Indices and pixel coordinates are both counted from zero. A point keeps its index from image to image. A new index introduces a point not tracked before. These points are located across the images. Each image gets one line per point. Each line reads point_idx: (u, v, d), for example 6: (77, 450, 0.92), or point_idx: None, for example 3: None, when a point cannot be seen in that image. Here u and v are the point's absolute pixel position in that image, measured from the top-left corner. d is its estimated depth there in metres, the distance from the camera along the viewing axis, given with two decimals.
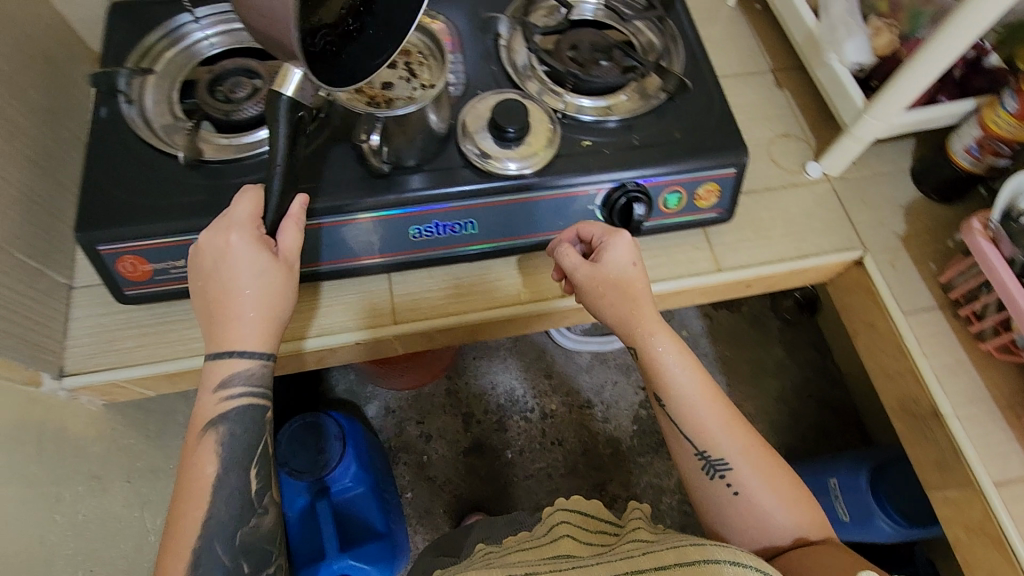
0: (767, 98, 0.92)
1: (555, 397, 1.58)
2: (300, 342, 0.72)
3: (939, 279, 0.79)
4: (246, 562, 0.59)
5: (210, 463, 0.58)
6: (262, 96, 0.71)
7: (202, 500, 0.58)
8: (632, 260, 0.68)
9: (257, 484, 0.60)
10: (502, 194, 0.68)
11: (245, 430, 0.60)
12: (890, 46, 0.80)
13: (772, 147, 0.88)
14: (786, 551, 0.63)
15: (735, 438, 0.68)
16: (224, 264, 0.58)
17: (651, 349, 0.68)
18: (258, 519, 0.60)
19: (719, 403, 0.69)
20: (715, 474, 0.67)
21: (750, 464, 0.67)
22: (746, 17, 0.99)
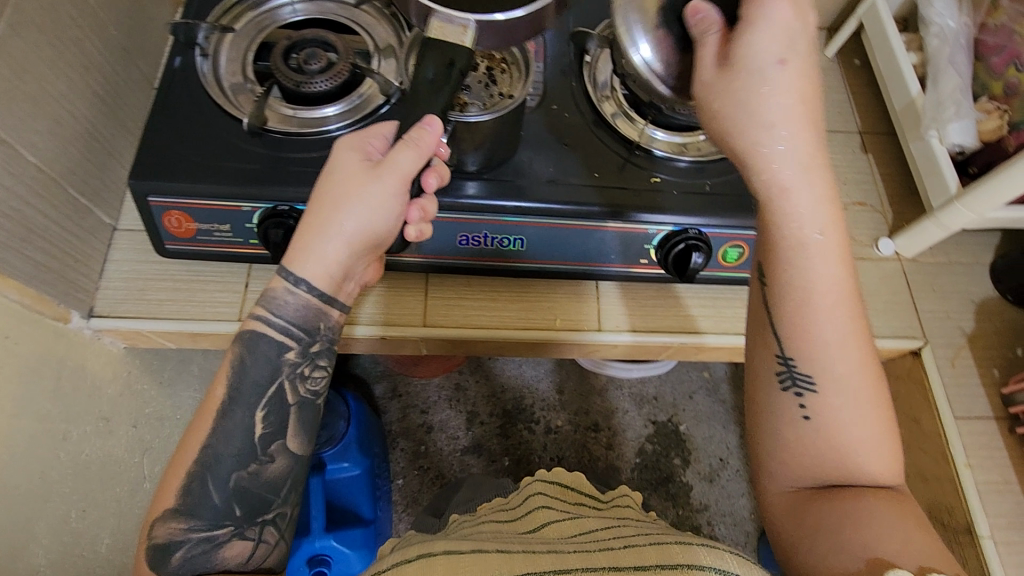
0: (850, 160, 0.87)
1: (562, 414, 1.56)
2: (336, 325, 0.72)
3: (1001, 389, 0.74)
4: (239, 506, 0.54)
5: (221, 387, 0.55)
6: (336, 71, 0.67)
7: (206, 426, 0.54)
8: (782, 52, 0.47)
9: (264, 429, 0.56)
10: (602, 218, 0.65)
11: (264, 364, 0.57)
12: (997, 132, 0.74)
13: (845, 213, 0.83)
14: (829, 493, 0.49)
15: (847, 363, 0.50)
16: (328, 183, 0.56)
17: (772, 183, 0.49)
18: (261, 464, 0.56)
19: (851, 309, 0.50)
20: (791, 387, 0.51)
21: (849, 389, 0.50)
22: (842, 71, 0.94)
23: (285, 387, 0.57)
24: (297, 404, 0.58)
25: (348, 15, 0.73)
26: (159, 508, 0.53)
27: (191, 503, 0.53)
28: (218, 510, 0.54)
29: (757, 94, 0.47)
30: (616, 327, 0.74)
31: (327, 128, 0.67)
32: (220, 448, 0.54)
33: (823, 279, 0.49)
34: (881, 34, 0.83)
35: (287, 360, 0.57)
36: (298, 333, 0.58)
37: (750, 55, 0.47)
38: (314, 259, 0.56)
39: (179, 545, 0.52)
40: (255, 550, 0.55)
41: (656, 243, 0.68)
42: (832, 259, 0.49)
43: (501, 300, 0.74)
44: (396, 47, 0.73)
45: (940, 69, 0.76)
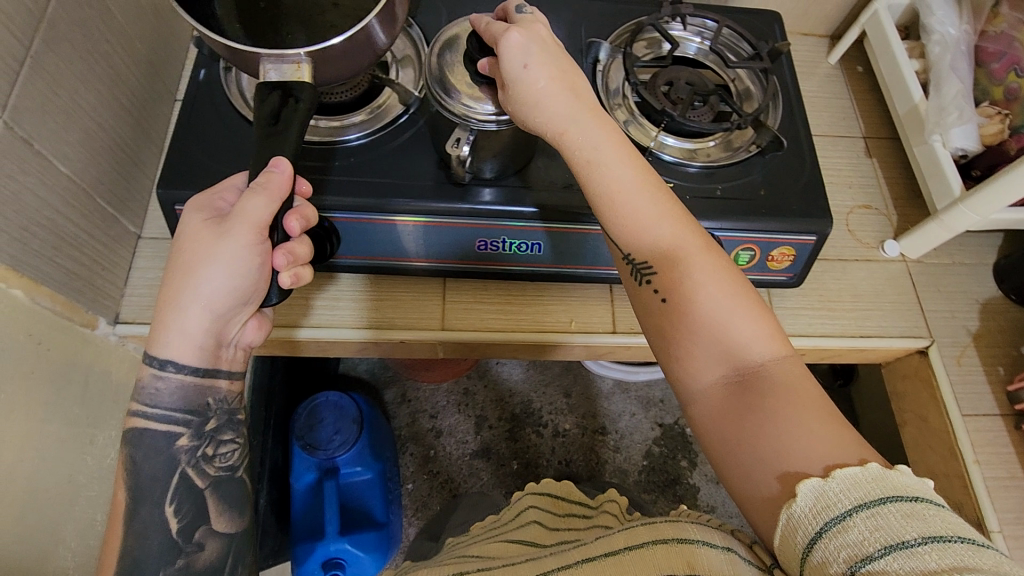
0: (855, 164, 0.89)
1: (569, 417, 1.57)
2: (294, 329, 0.72)
3: (1007, 386, 0.75)
4: None
5: (121, 490, 0.55)
6: (356, 84, 0.72)
7: (118, 534, 0.53)
8: (526, 58, 0.53)
9: (180, 522, 0.55)
10: (572, 222, 0.67)
11: (156, 456, 0.56)
12: (999, 135, 0.76)
13: (851, 216, 0.85)
14: (737, 396, 0.48)
15: (669, 229, 0.53)
16: (182, 252, 0.54)
17: (587, 159, 0.55)
18: (190, 556, 0.55)
19: (658, 192, 0.54)
20: (641, 281, 0.54)
21: (682, 258, 0.53)
22: (846, 77, 0.96)
23: (189, 472, 0.56)
24: (210, 485, 0.57)
25: None
26: None
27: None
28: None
29: (530, 89, 0.54)
30: (630, 329, 0.75)
31: (349, 137, 0.68)
32: (143, 549, 0.53)
33: (627, 173, 0.54)
34: (885, 42, 0.85)
35: (181, 449, 0.57)
36: (181, 417, 0.57)
37: (508, 56, 0.53)
38: (177, 336, 0.55)
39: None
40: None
41: None
42: (613, 141, 0.55)
43: (468, 301, 0.75)
44: (415, 57, 0.74)
45: (943, 75, 0.78)
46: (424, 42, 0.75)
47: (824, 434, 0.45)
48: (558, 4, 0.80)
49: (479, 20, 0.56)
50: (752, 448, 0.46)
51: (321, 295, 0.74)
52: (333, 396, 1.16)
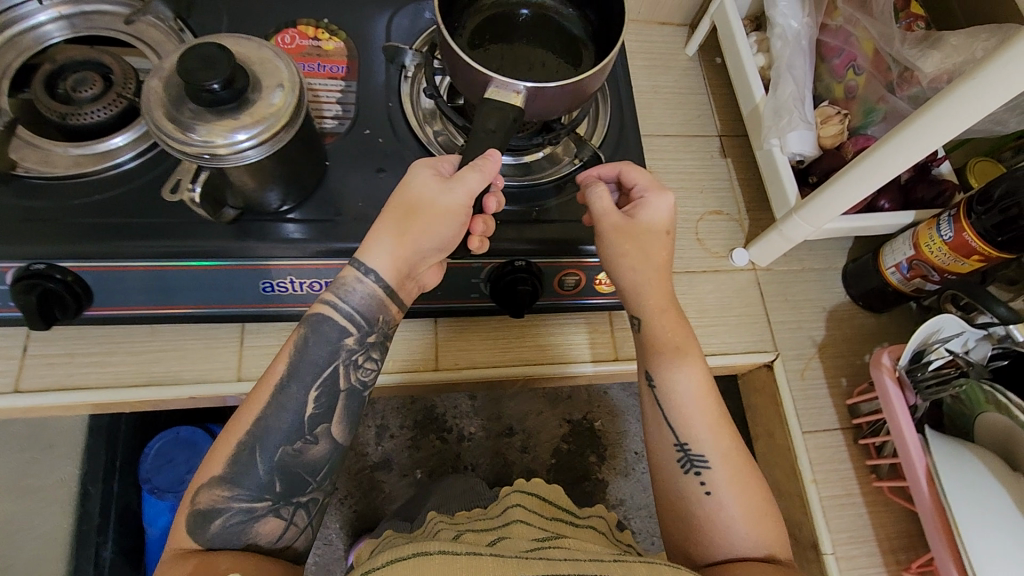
0: (707, 166, 0.85)
1: (474, 420, 1.52)
2: (57, 393, 0.61)
3: (848, 399, 0.73)
4: (280, 482, 0.51)
5: (286, 359, 0.52)
6: (111, 98, 0.61)
7: (263, 400, 0.51)
8: (668, 225, 0.59)
9: (314, 410, 0.52)
10: None
11: (324, 355, 0.52)
12: (837, 137, 0.72)
13: (700, 223, 0.81)
14: (696, 530, 0.54)
15: (717, 438, 0.56)
16: (453, 196, 0.51)
17: (630, 290, 0.59)
18: (305, 444, 0.52)
19: (712, 398, 0.57)
20: (690, 469, 0.55)
21: (732, 468, 0.55)
22: (703, 70, 0.91)
23: (343, 371, 0.53)
24: (347, 392, 0.54)
25: (125, 33, 0.64)
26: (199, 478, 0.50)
27: (238, 469, 0.50)
28: (262, 482, 0.51)
29: (646, 215, 0.58)
30: (455, 365, 0.70)
31: (122, 160, 0.60)
32: (276, 420, 0.51)
33: (671, 340, 0.58)
34: (731, 35, 0.80)
35: (348, 346, 0.53)
36: (364, 318, 0.53)
37: (655, 223, 0.58)
38: (388, 254, 0.52)
39: (219, 512, 0.50)
40: (291, 522, 0.52)
41: (486, 278, 0.64)
42: (670, 319, 0.59)
43: (451, 342, 0.71)
44: None
45: (781, 74, 0.73)
46: None
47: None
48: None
49: (628, 174, 0.60)
50: None
51: (93, 348, 0.63)
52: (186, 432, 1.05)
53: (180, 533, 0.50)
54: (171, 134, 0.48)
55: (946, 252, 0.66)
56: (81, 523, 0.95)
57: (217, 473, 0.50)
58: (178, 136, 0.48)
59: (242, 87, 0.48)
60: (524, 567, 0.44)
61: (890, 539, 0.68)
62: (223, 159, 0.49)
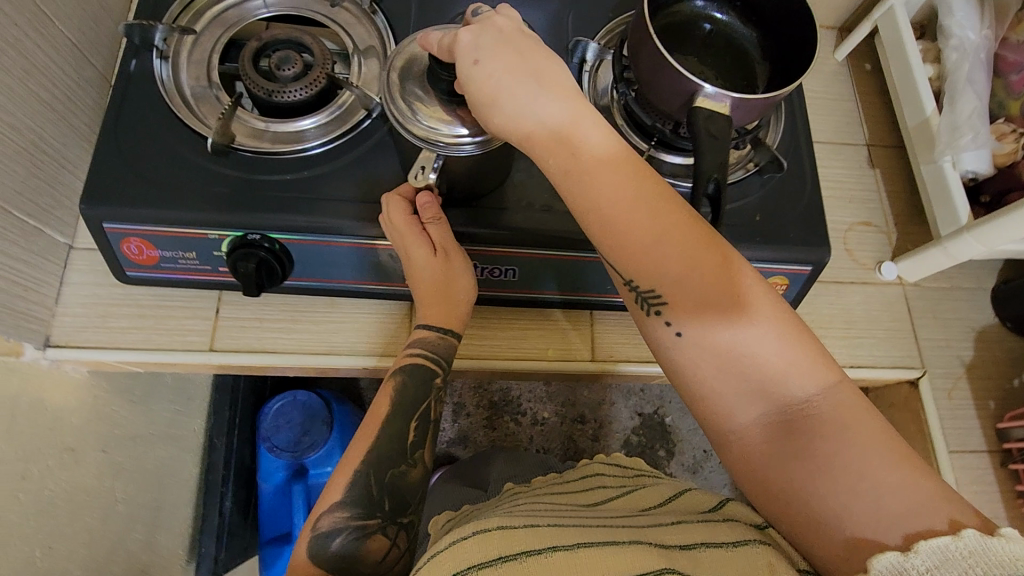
0: (857, 176, 0.83)
1: (548, 406, 1.54)
2: (248, 356, 0.66)
3: (996, 423, 0.73)
4: (389, 502, 0.57)
5: (385, 401, 0.60)
6: (312, 79, 0.62)
7: (370, 432, 0.59)
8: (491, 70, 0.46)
9: (413, 437, 0.60)
10: (549, 248, 0.61)
11: (415, 384, 0.61)
12: (1011, 156, 0.71)
13: (849, 234, 0.80)
14: (783, 448, 0.44)
15: (681, 256, 0.46)
16: (460, 278, 0.60)
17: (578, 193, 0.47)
18: (408, 467, 0.58)
19: (643, 207, 0.46)
20: (650, 311, 0.47)
21: (693, 290, 0.46)
22: (853, 76, 0.89)
23: (434, 402, 0.61)
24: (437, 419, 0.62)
25: (327, 17, 0.66)
26: (321, 506, 0.56)
27: (355, 492, 0.56)
28: (375, 499, 0.56)
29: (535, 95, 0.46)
30: (612, 357, 0.72)
31: (311, 147, 0.61)
32: (382, 446, 0.58)
33: (686, 266, 0.46)
34: (896, 44, 0.78)
35: (435, 385, 0.62)
36: (449, 357, 0.63)
37: (590, 148, 0.47)
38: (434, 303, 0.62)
39: (338, 533, 0.54)
40: (397, 543, 0.56)
41: None
42: (650, 214, 0.46)
43: (550, 338, 0.72)
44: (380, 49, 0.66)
45: (959, 88, 0.71)
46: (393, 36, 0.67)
47: (913, 495, 0.41)
48: None
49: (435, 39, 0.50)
50: (812, 529, 0.42)
51: (278, 315, 0.67)
52: (301, 395, 1.09)
53: (304, 542, 0.55)
54: (406, 122, 0.52)
55: None
56: (209, 473, 1.02)
57: (340, 494, 0.56)
58: (401, 119, 0.52)
59: None
60: (583, 533, 0.43)
61: None
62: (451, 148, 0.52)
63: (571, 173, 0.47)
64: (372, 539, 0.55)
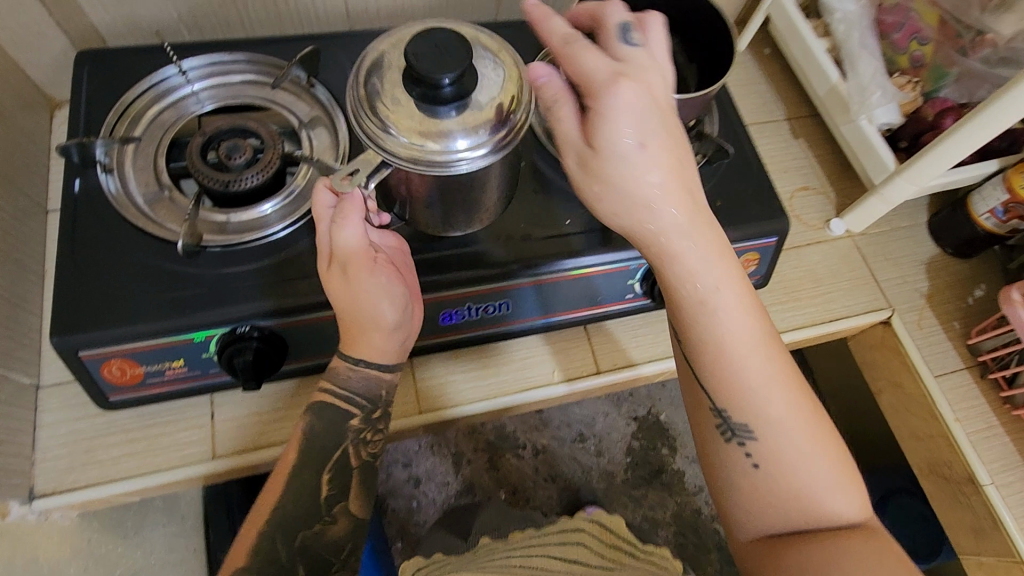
0: (785, 148, 0.90)
1: (545, 432, 1.52)
2: (256, 454, 0.63)
3: (966, 340, 0.79)
4: (303, 563, 0.57)
5: (292, 453, 0.58)
6: (265, 164, 0.62)
7: (276, 494, 0.57)
8: (638, 135, 0.49)
9: (329, 491, 0.58)
10: (538, 274, 0.62)
11: (327, 428, 0.58)
12: (913, 104, 0.79)
13: (793, 201, 0.86)
14: (811, 551, 0.53)
15: (780, 401, 0.56)
16: (370, 299, 0.54)
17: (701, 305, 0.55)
18: (324, 524, 0.58)
19: (769, 348, 0.56)
20: (731, 438, 0.57)
21: (780, 424, 0.56)
22: (757, 61, 0.97)
23: (351, 447, 0.59)
24: (359, 468, 0.60)
25: (267, 98, 0.67)
26: (230, 570, 0.55)
27: (266, 552, 0.56)
28: (285, 563, 0.56)
29: (635, 174, 0.50)
30: (616, 365, 0.72)
31: (274, 232, 0.60)
32: (297, 505, 0.57)
33: (786, 411, 0.56)
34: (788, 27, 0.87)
35: (354, 429, 0.59)
36: (371, 399, 0.59)
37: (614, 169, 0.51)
38: (377, 339, 0.57)
39: None
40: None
41: (641, 278, 0.67)
42: (772, 371, 0.56)
43: (553, 360, 0.72)
44: (327, 120, 0.67)
45: (855, 55, 0.80)
46: (335, 103, 0.67)
47: None
48: None
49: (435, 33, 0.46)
50: None
51: (278, 404, 0.65)
52: None
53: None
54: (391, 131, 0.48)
55: None
56: None
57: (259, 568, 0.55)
58: (377, 137, 0.49)
59: (465, 87, 0.48)
60: None
61: None
62: (434, 166, 0.49)
63: (698, 306, 0.55)
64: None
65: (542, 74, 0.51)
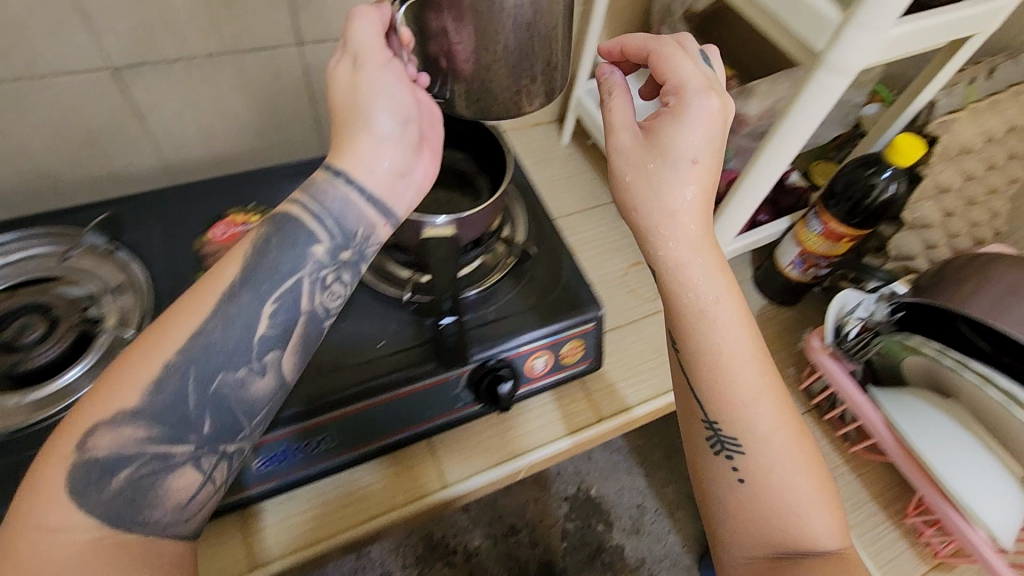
0: (615, 229, 0.96)
1: (476, 530, 1.39)
2: None
3: (801, 385, 0.83)
4: (143, 491, 0.44)
5: (231, 266, 0.47)
6: (60, 334, 0.60)
7: (96, 421, 0.43)
8: (695, 154, 0.54)
9: (194, 398, 0.45)
10: (352, 403, 0.63)
11: (176, 402, 0.45)
12: None
13: (626, 278, 0.91)
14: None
15: (769, 412, 0.57)
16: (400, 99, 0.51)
17: (697, 322, 0.57)
18: (187, 444, 0.46)
19: (760, 364, 0.57)
20: (720, 449, 0.58)
21: (774, 440, 0.56)
22: (582, 152, 1.05)
23: (306, 286, 0.49)
24: (253, 383, 0.47)
25: (64, 267, 0.66)
26: (67, 445, 0.43)
27: (102, 504, 0.43)
28: (189, 420, 0.46)
29: (678, 183, 0.55)
30: (458, 477, 0.70)
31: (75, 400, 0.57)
32: (155, 406, 0.44)
33: (773, 426, 0.57)
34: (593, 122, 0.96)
35: (317, 256, 0.50)
36: (340, 229, 0.51)
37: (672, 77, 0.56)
38: (366, 164, 0.52)
39: (119, 465, 0.44)
40: (218, 473, 0.48)
41: (466, 384, 0.68)
42: (759, 386, 0.57)
43: (394, 484, 0.69)
44: (133, 279, 0.67)
45: None
46: (137, 263, 0.68)
47: None
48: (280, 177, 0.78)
49: None
50: None
51: None
52: None
53: (47, 508, 0.41)
54: None
55: (823, 241, 0.77)
56: None
57: (118, 401, 0.43)
58: None
59: None
60: None
61: (885, 495, 0.76)
62: None
63: (698, 318, 0.57)
64: (156, 547, 0.45)
65: (607, 72, 0.60)
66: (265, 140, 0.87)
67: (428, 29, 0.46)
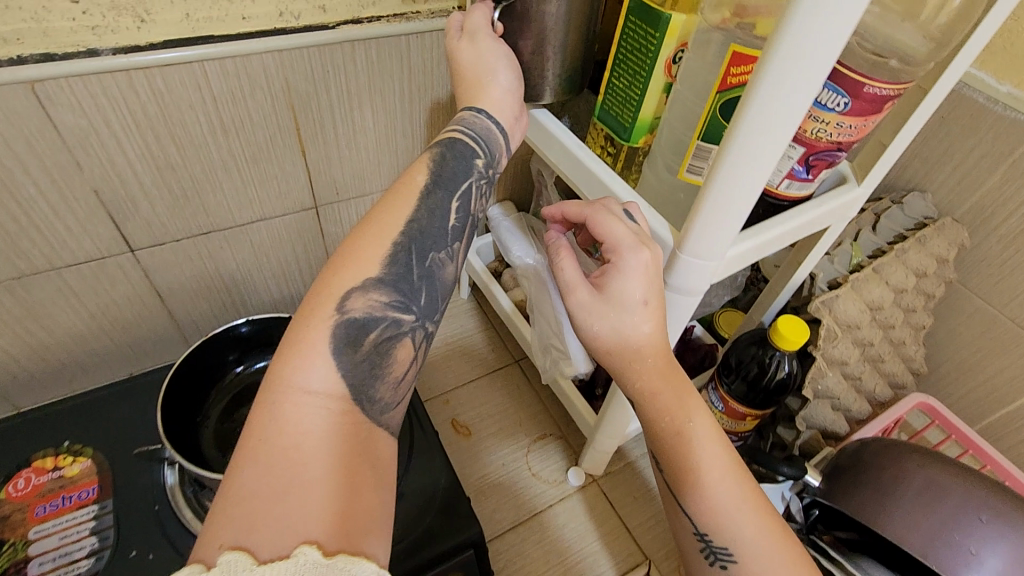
0: (518, 396, 0.89)
1: None
2: None
3: None
4: (376, 368, 0.43)
5: (422, 173, 0.51)
6: None
7: (341, 277, 0.43)
8: (647, 294, 0.47)
9: (390, 272, 0.45)
10: None
11: (402, 287, 0.46)
12: None
13: (529, 458, 0.82)
14: None
15: (754, 524, 0.46)
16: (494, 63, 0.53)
17: (668, 438, 0.49)
18: (387, 327, 0.45)
19: (737, 471, 0.48)
20: (716, 562, 0.47)
21: (765, 556, 0.45)
22: (484, 306, 0.99)
23: (473, 190, 0.53)
24: (421, 272, 0.47)
25: None
26: (333, 293, 0.43)
27: (344, 364, 0.41)
28: (414, 289, 0.47)
29: (628, 323, 0.47)
30: None
31: None
32: (394, 271, 0.45)
33: (759, 536, 0.46)
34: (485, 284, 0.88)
35: (477, 168, 0.53)
36: (487, 144, 0.54)
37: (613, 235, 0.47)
38: (501, 105, 0.55)
39: (374, 322, 0.43)
40: (417, 357, 0.47)
41: None
42: (736, 489, 0.47)
43: None
44: None
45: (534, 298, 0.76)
46: None
47: None
48: (109, 411, 0.72)
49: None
50: None
51: None
52: None
53: (316, 365, 0.40)
54: None
55: (727, 418, 0.70)
56: None
57: (354, 275, 0.44)
58: None
59: None
60: None
61: None
62: None
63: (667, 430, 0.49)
64: (376, 434, 0.41)
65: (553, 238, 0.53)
66: (112, 347, 0.78)
67: (520, 11, 0.52)
